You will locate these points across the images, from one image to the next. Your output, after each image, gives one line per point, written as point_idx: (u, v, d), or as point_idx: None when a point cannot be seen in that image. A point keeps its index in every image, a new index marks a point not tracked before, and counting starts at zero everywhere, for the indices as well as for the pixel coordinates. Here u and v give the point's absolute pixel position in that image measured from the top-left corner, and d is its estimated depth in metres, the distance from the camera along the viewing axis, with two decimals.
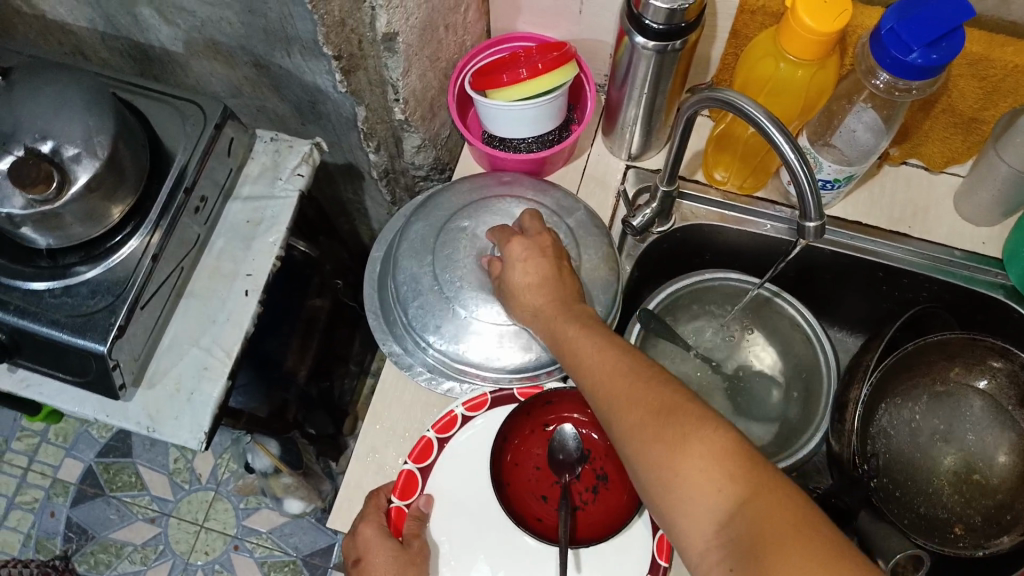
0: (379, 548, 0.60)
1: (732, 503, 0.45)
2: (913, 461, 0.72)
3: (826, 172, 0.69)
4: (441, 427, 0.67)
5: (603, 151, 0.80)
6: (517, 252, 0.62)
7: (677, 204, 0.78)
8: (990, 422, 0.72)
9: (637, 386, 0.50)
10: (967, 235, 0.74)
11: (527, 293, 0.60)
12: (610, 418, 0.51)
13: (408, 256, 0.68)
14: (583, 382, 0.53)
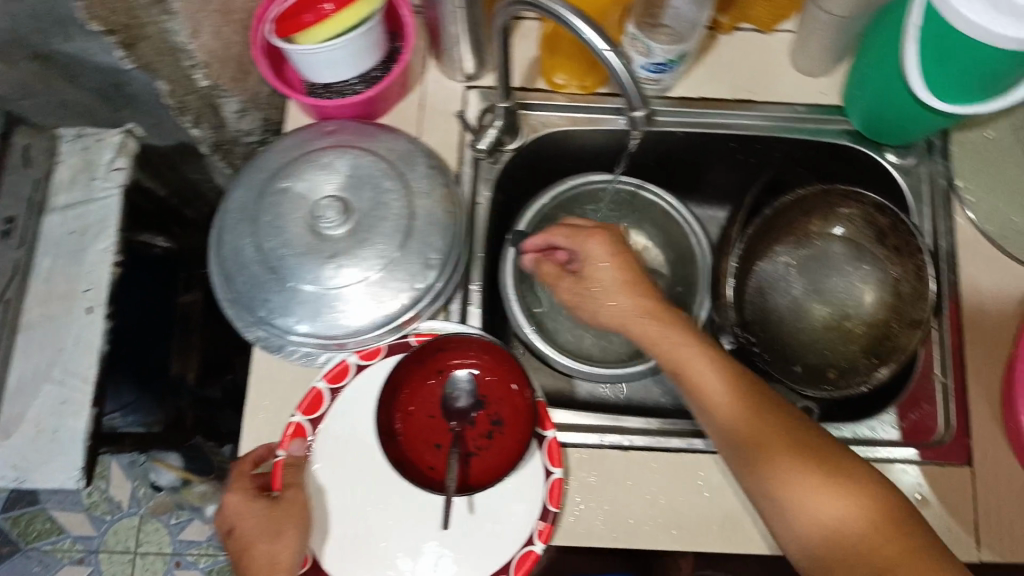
0: (248, 512, 0.59)
1: (766, 450, 0.55)
2: (790, 316, 0.75)
3: (658, 56, 0.68)
4: (330, 378, 0.67)
5: (439, 77, 0.75)
6: (594, 251, 0.64)
7: (525, 117, 0.75)
8: (854, 265, 0.74)
9: (690, 352, 0.59)
10: (807, 89, 0.75)
11: (614, 296, 0.63)
12: (697, 394, 0.58)
13: (230, 229, 0.66)
14: (705, 402, 0.58)
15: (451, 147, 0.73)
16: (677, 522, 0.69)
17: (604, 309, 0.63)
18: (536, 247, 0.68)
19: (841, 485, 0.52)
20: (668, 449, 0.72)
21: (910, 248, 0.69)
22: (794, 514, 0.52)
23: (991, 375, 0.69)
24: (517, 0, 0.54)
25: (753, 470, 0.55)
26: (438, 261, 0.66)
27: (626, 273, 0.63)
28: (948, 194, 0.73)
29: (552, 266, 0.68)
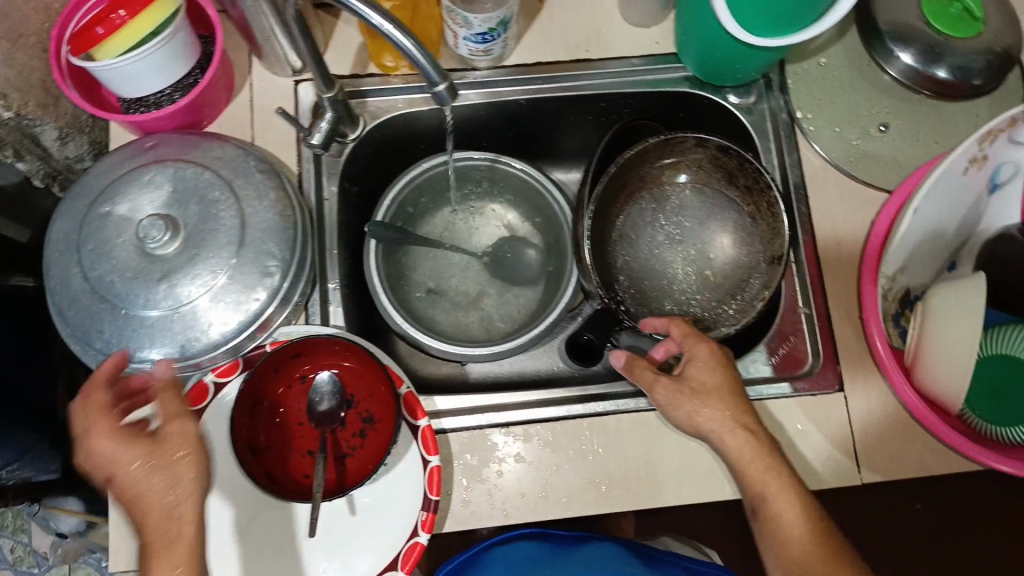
0: (128, 452, 0.53)
1: (768, 503, 0.59)
2: (653, 271, 0.75)
3: (477, 27, 0.66)
4: (188, 400, 0.64)
5: (266, 75, 0.73)
6: (699, 354, 0.63)
7: (362, 106, 0.73)
8: (709, 209, 0.75)
9: (766, 468, 0.59)
10: (640, 40, 0.74)
11: (707, 409, 0.61)
12: (736, 470, 0.60)
13: (56, 261, 0.64)
14: (763, 505, 0.59)
15: (288, 147, 0.71)
16: (566, 490, 0.68)
17: (706, 429, 0.61)
18: (627, 359, 0.66)
19: (816, 531, 0.57)
20: (550, 419, 0.70)
21: (759, 186, 0.70)
22: (788, 554, 0.56)
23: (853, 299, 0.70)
24: None
25: (763, 518, 0.59)
26: (280, 265, 0.65)
27: (708, 389, 0.61)
28: (792, 128, 0.73)
29: (647, 371, 0.64)
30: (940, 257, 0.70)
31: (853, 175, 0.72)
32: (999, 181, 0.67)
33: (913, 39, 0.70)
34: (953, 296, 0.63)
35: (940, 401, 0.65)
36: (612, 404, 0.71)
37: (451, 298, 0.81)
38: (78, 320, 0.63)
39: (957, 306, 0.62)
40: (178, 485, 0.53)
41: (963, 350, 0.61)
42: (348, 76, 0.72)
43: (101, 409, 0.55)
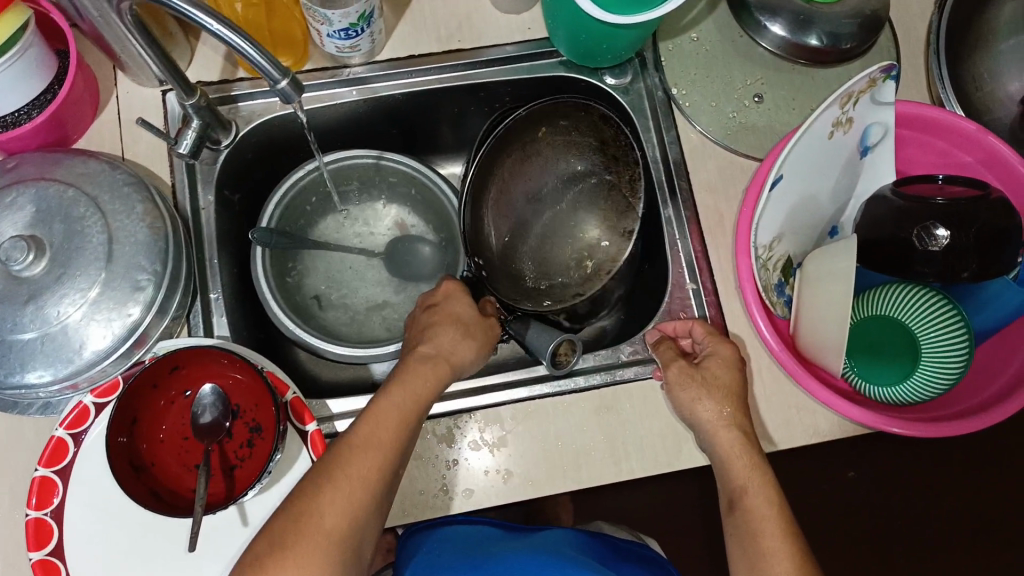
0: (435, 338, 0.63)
1: (746, 498, 0.58)
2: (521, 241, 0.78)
3: (337, 23, 0.65)
4: (69, 423, 0.63)
5: (132, 86, 0.71)
6: (721, 350, 0.63)
7: (234, 111, 0.72)
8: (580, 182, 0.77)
9: (751, 466, 0.59)
10: (512, 26, 0.74)
11: (710, 400, 0.61)
12: (720, 465, 0.60)
13: None
14: (750, 512, 0.57)
15: (160, 158, 0.70)
16: (464, 484, 0.67)
17: (705, 420, 0.61)
18: (659, 338, 0.68)
19: (786, 533, 0.55)
20: (447, 413, 0.70)
21: (625, 158, 0.73)
22: (755, 546, 0.55)
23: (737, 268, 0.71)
24: None
25: (739, 512, 0.57)
26: (152, 278, 0.64)
27: (725, 383, 0.62)
28: (669, 105, 0.73)
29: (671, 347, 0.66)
30: (816, 220, 0.71)
31: (731, 147, 0.72)
32: (867, 144, 0.70)
33: (779, 9, 0.71)
34: (825, 261, 0.64)
35: (824, 363, 0.66)
36: (508, 391, 0.71)
37: (347, 294, 0.80)
38: None
39: (829, 270, 0.63)
40: (398, 427, 0.57)
41: (838, 312, 0.61)
42: (216, 82, 0.71)
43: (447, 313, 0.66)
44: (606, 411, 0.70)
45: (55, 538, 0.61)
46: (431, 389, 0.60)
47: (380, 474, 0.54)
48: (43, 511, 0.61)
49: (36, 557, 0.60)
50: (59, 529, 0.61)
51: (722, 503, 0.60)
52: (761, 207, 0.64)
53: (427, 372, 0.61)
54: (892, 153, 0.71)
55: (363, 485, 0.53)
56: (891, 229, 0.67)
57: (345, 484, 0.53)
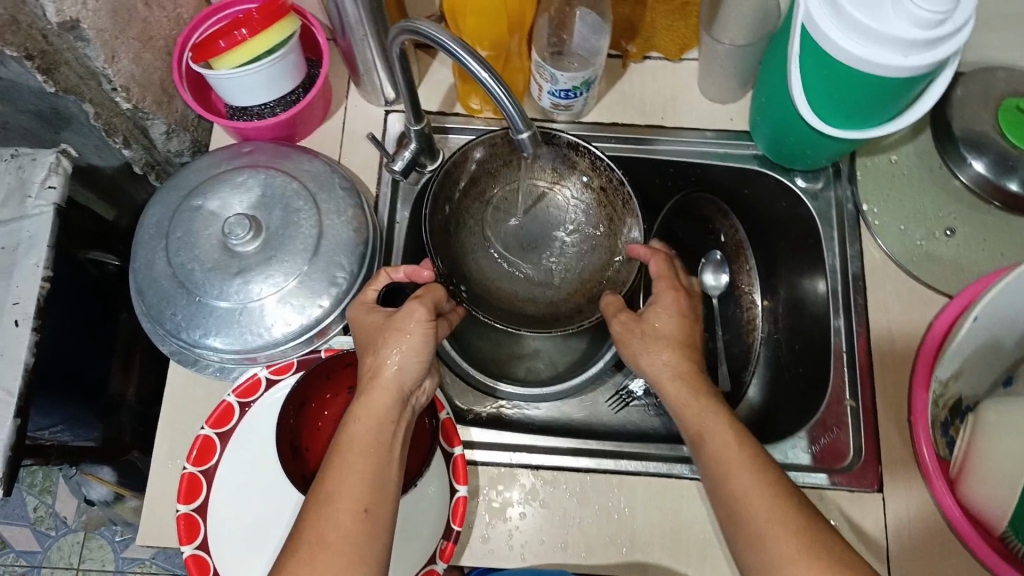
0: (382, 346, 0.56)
1: (708, 442, 0.55)
2: (515, 265, 0.81)
3: (562, 83, 0.70)
4: (240, 391, 0.67)
5: (359, 101, 0.78)
6: (665, 300, 0.62)
7: (443, 141, 0.78)
8: (566, 205, 0.81)
9: (702, 409, 0.56)
10: (716, 115, 0.78)
11: (651, 353, 0.60)
12: (676, 412, 0.58)
13: (144, 245, 0.69)
14: (727, 486, 0.52)
15: (370, 169, 0.76)
16: (586, 543, 0.68)
17: (654, 366, 0.59)
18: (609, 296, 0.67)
19: (774, 492, 0.51)
20: (579, 470, 0.70)
21: (612, 184, 0.75)
22: (739, 510, 0.51)
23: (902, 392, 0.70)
24: (405, 29, 0.57)
25: (704, 455, 0.54)
26: (347, 277, 0.68)
27: (670, 332, 0.60)
28: (856, 218, 0.74)
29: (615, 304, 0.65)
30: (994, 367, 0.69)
31: (913, 272, 0.72)
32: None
33: (987, 148, 0.72)
34: (1007, 416, 0.62)
35: (983, 521, 0.63)
36: (642, 464, 0.71)
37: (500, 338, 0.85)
38: (156, 305, 0.67)
39: (1012, 425, 0.61)
40: (353, 462, 0.51)
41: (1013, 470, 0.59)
42: (434, 113, 0.77)
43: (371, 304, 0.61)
44: None
45: (204, 494, 0.64)
46: (381, 412, 0.54)
47: (350, 530, 0.49)
48: (199, 467, 0.65)
49: (183, 510, 0.63)
50: (209, 487, 0.64)
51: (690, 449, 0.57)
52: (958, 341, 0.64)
53: (381, 414, 0.53)
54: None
55: (333, 555, 0.48)
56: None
57: (324, 561, 0.47)
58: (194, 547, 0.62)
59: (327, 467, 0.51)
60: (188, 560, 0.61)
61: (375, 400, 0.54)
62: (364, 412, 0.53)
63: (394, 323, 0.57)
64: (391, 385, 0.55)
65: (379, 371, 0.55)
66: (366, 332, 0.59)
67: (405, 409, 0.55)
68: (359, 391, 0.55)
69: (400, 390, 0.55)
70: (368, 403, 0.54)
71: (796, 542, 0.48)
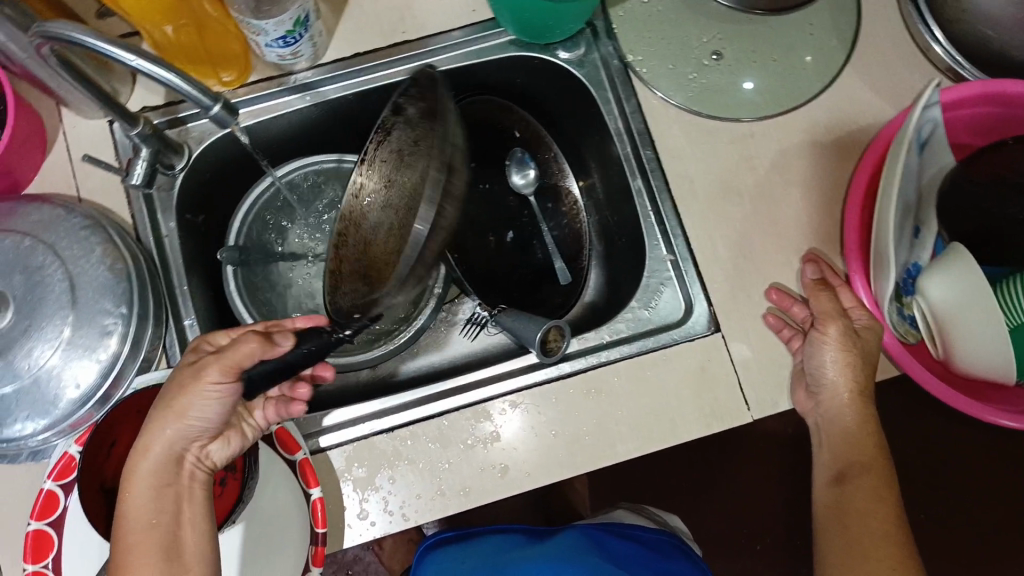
0: (171, 393, 0.54)
1: (847, 446, 0.65)
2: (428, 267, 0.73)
3: (274, 32, 0.62)
4: (56, 474, 0.60)
5: (78, 121, 0.70)
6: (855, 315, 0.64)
7: (185, 132, 0.71)
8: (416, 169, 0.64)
9: (856, 418, 0.64)
10: (456, 10, 0.71)
11: (854, 369, 0.62)
12: (827, 415, 0.65)
13: None
14: (845, 492, 0.64)
15: (115, 191, 0.69)
16: (463, 482, 0.66)
17: (833, 386, 0.63)
18: (811, 282, 0.65)
19: (887, 510, 0.63)
20: (433, 416, 0.68)
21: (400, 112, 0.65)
22: (846, 512, 0.63)
23: (723, 228, 0.69)
24: (45, 35, 0.50)
25: (851, 488, 0.63)
26: (119, 319, 0.63)
27: (871, 358, 0.63)
28: (625, 72, 0.71)
29: (828, 299, 0.64)
30: (909, 223, 0.65)
31: (694, 110, 0.70)
32: (923, 141, 0.64)
33: None
34: (939, 278, 0.58)
35: (994, 379, 0.60)
36: (496, 388, 0.68)
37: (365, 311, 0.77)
38: None
39: (949, 282, 0.57)
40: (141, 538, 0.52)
41: (978, 316, 0.56)
42: (161, 105, 0.70)
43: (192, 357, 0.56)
44: (594, 395, 0.67)
45: None
46: (162, 479, 0.53)
47: None
48: (42, 564, 0.59)
49: None
50: None
51: (831, 474, 0.65)
52: (891, 240, 0.59)
53: (157, 485, 0.53)
54: (945, 140, 0.67)
55: None
56: (989, 209, 0.64)
57: None
58: None
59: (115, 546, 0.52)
60: None
61: (150, 467, 0.53)
62: (143, 479, 0.53)
63: (185, 380, 0.53)
64: (161, 454, 0.53)
65: (150, 437, 0.53)
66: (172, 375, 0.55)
67: (181, 469, 0.55)
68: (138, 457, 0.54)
69: (173, 452, 0.54)
70: (144, 468, 0.53)
71: (885, 548, 0.61)
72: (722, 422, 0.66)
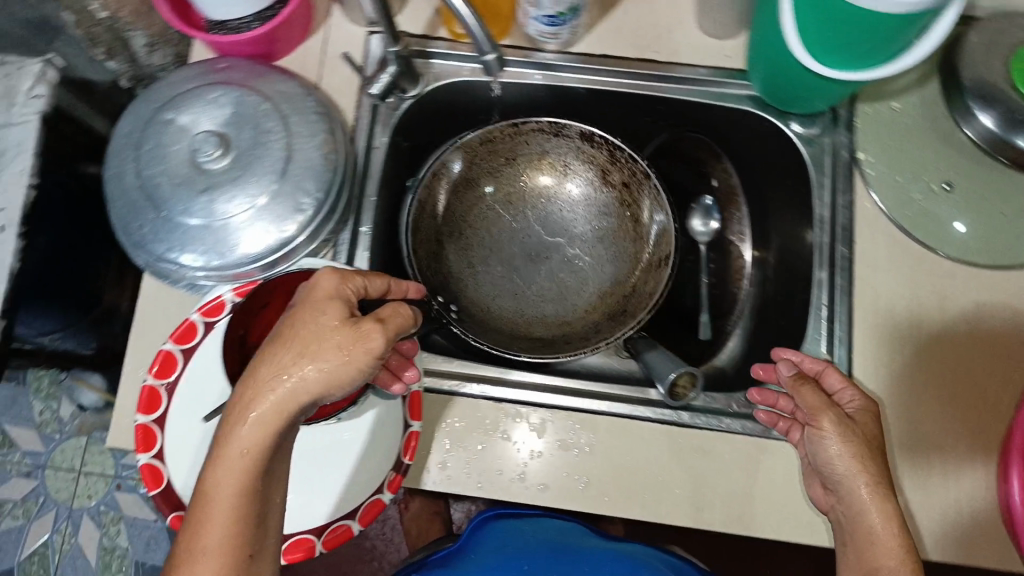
0: (321, 338, 0.46)
1: (872, 548, 0.54)
2: (547, 296, 0.82)
3: (547, 8, 0.66)
4: (206, 310, 0.66)
5: (341, 23, 0.76)
6: (849, 402, 0.60)
7: (427, 67, 0.75)
8: (586, 206, 0.83)
9: (882, 511, 0.55)
10: (711, 51, 0.73)
11: (850, 454, 0.57)
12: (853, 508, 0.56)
13: (115, 155, 0.68)
14: None
15: (348, 95, 0.74)
16: (544, 478, 0.66)
17: (847, 483, 0.57)
18: (789, 377, 0.62)
19: None
20: (541, 405, 0.68)
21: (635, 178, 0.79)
22: None
23: (890, 350, 0.66)
24: None
25: None
26: (314, 202, 0.68)
27: (875, 443, 0.58)
28: (850, 167, 0.71)
29: (811, 392, 0.60)
30: None
31: (903, 228, 0.69)
32: None
33: (1000, 102, 0.67)
34: None
35: None
36: (608, 403, 0.69)
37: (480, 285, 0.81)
38: (128, 222, 0.66)
39: None
40: (218, 507, 0.46)
41: None
42: (417, 37, 0.75)
43: (338, 296, 0.49)
44: (699, 454, 0.66)
45: (164, 406, 0.63)
46: (266, 447, 0.46)
47: (236, 558, 0.46)
48: (162, 381, 0.64)
49: (143, 420, 0.63)
50: (168, 400, 0.63)
51: None
52: None
53: (253, 455, 0.45)
54: None
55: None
56: None
57: None
58: (150, 456, 0.62)
59: (199, 506, 0.46)
60: (141, 468, 0.61)
61: (255, 439, 0.45)
62: (240, 446, 0.45)
63: (336, 335, 0.46)
64: (279, 414, 0.45)
65: (262, 400, 0.45)
66: (304, 313, 0.47)
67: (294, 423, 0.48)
68: (232, 419, 0.46)
69: (291, 413, 0.46)
70: (241, 443, 0.45)
71: None
72: (816, 534, 0.64)
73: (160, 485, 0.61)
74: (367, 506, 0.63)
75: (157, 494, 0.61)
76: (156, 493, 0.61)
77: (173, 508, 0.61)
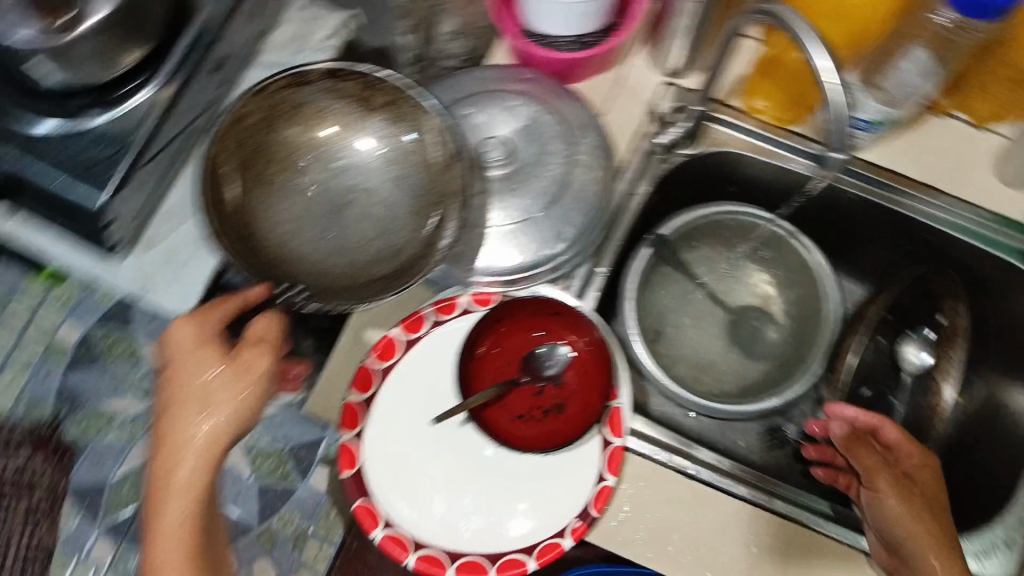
0: (214, 368, 0.55)
1: None
2: (729, 388, 0.81)
3: (865, 112, 0.68)
4: (440, 307, 0.70)
5: (644, 65, 0.75)
6: (912, 462, 0.69)
7: (709, 129, 0.74)
8: (780, 296, 0.82)
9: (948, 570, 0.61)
10: (997, 197, 0.74)
11: (905, 511, 0.65)
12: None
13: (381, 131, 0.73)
14: None
15: (631, 133, 0.73)
16: (721, 564, 0.66)
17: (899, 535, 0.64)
18: (840, 437, 0.71)
19: None
20: (731, 493, 0.68)
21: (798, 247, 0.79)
22: None
23: None
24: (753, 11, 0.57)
25: None
26: (573, 236, 0.68)
27: (930, 504, 0.67)
28: None
29: (868, 455, 0.69)
30: None
31: None
32: None
33: None
34: None
35: None
36: (791, 508, 0.68)
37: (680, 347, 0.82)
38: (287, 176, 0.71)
39: None
40: (181, 544, 0.51)
41: None
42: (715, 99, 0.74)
43: (201, 339, 0.57)
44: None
45: (375, 388, 0.68)
46: (211, 479, 0.52)
47: None
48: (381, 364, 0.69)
49: (353, 397, 0.68)
50: (379, 382, 0.68)
51: None
52: None
53: (192, 487, 0.51)
54: None
55: None
56: None
57: None
58: (350, 436, 0.67)
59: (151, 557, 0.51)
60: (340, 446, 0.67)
61: (193, 476, 0.52)
62: (190, 481, 0.51)
63: (195, 379, 0.54)
64: (196, 449, 0.52)
65: (185, 444, 0.52)
66: (178, 356, 0.56)
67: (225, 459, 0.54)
68: (170, 464, 0.52)
69: (207, 450, 0.53)
70: (183, 478, 0.51)
71: None
72: None
73: (351, 468, 0.66)
74: (544, 545, 0.65)
75: (349, 474, 0.66)
76: (348, 473, 0.66)
77: (361, 495, 0.66)
